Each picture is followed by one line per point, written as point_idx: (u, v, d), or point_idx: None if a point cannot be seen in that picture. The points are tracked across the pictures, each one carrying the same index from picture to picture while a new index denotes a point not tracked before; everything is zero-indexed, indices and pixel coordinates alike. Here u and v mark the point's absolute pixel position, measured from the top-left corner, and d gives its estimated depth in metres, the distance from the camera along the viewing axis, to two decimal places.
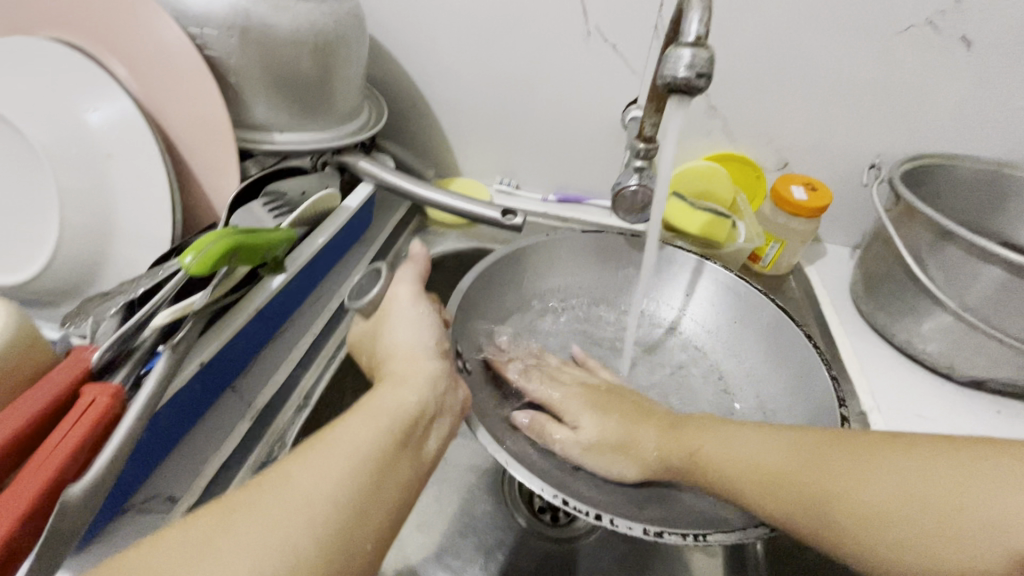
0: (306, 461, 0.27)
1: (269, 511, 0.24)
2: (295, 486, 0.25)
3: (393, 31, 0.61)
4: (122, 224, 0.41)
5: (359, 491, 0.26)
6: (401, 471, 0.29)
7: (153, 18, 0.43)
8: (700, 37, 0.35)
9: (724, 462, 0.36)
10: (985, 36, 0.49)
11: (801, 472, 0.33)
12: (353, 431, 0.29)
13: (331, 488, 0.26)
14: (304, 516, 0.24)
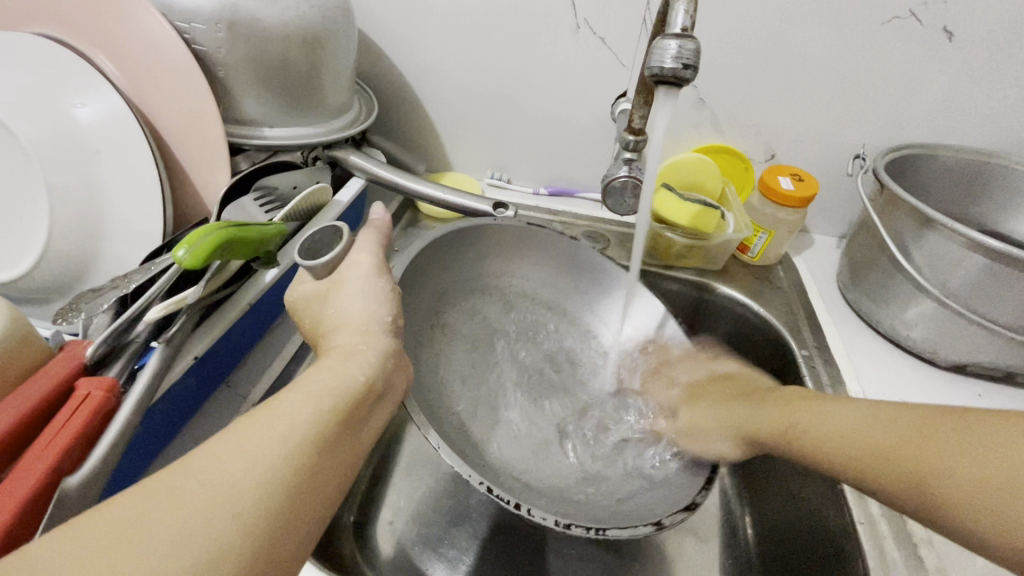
0: (242, 441, 0.25)
1: (199, 496, 0.23)
2: (228, 469, 0.24)
3: (382, 25, 0.61)
4: (112, 220, 0.41)
5: (298, 472, 0.26)
6: (339, 454, 0.28)
7: (141, 13, 0.43)
8: (687, 28, 0.35)
9: (825, 436, 0.36)
10: (967, 27, 0.50)
11: (893, 445, 0.32)
12: (295, 409, 0.28)
13: (268, 472, 0.25)
14: (237, 500, 0.23)
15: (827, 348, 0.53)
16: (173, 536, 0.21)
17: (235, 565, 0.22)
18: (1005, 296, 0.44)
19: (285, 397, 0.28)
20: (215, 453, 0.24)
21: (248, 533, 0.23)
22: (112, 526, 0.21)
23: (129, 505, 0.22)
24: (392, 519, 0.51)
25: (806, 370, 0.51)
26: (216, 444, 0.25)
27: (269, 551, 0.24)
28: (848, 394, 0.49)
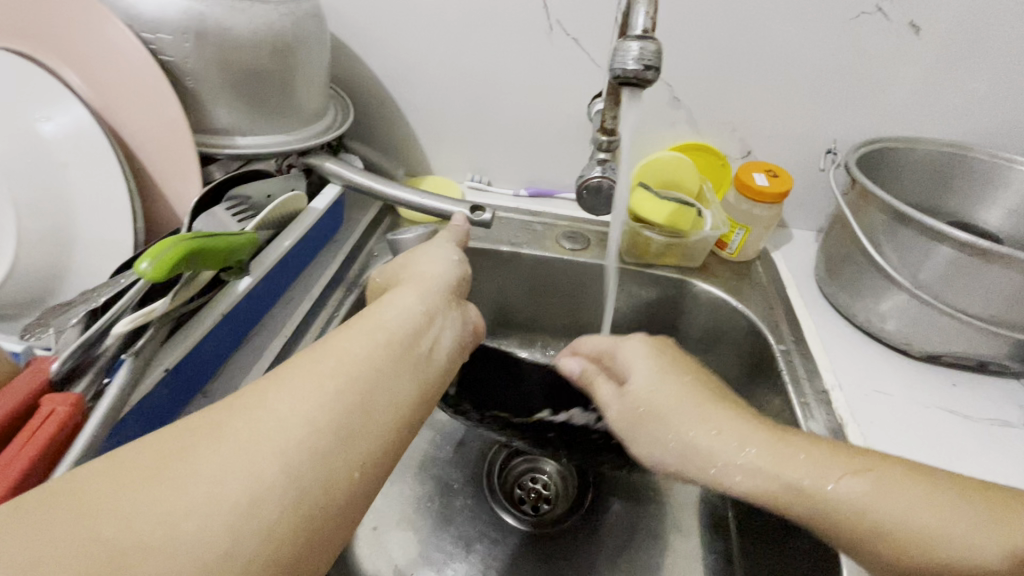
0: (286, 392, 0.26)
1: (244, 437, 0.24)
2: (273, 415, 0.25)
3: (356, 31, 0.61)
4: (81, 233, 0.41)
5: (341, 423, 0.26)
6: (387, 408, 0.28)
7: (106, 25, 0.42)
8: (648, 29, 0.35)
9: (853, 494, 0.31)
10: (932, 21, 0.50)
11: (922, 519, 0.30)
12: (339, 364, 0.28)
13: (309, 422, 0.25)
14: (279, 445, 0.24)
15: (805, 343, 0.53)
16: (218, 474, 0.22)
17: (280, 502, 0.23)
18: (973, 287, 0.45)
19: (331, 351, 0.29)
20: (262, 400, 0.26)
21: (293, 476, 0.23)
22: (165, 460, 0.22)
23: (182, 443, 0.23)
24: (376, 524, 0.51)
25: (783, 363, 0.52)
26: (265, 391, 0.26)
27: (314, 498, 0.24)
28: (824, 387, 0.49)
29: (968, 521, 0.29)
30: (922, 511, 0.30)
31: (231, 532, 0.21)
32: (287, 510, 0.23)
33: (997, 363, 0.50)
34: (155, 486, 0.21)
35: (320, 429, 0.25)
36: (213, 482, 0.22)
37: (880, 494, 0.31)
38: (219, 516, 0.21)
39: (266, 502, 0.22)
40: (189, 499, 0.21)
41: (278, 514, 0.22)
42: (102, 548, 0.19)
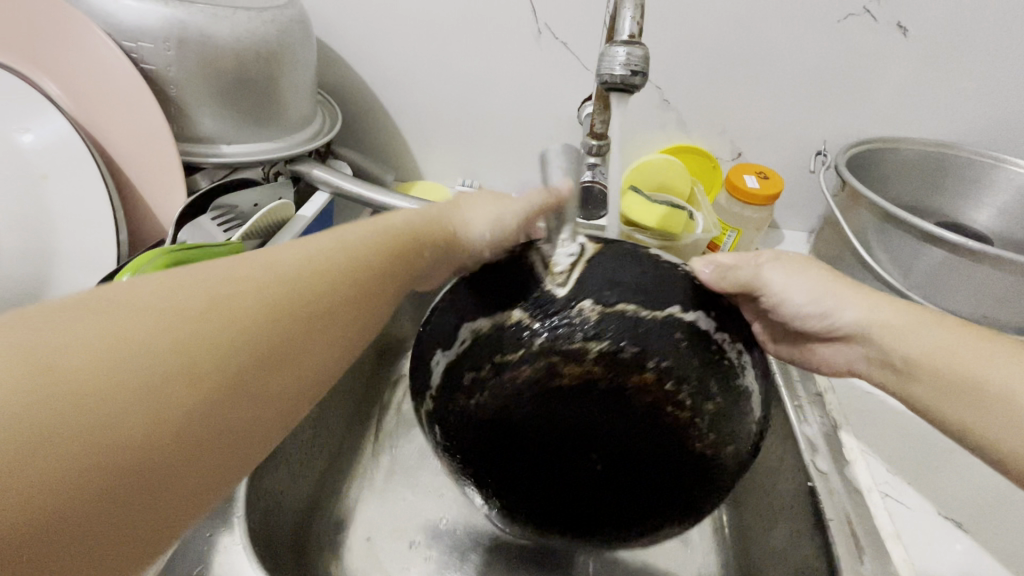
0: (217, 288, 0.22)
1: (157, 326, 0.19)
2: (195, 309, 0.21)
3: (343, 36, 0.60)
4: (62, 246, 0.40)
5: (259, 324, 0.22)
6: (321, 342, 0.25)
7: (86, 34, 0.42)
8: (635, 34, 0.35)
9: (928, 349, 0.31)
10: (919, 23, 0.50)
11: (1001, 369, 0.28)
12: (294, 274, 0.24)
13: (238, 335, 0.21)
14: (191, 346, 0.20)
15: None
16: (111, 360, 0.18)
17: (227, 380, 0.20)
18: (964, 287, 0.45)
19: (284, 256, 0.25)
20: (191, 286, 0.21)
21: (191, 390, 0.19)
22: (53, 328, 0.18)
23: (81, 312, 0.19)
24: (370, 535, 0.51)
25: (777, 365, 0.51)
26: (196, 281, 0.22)
27: (205, 425, 0.20)
28: (818, 390, 0.49)
29: None
30: (1017, 372, 0.28)
31: (96, 434, 0.17)
32: (174, 427, 0.19)
33: None
34: (26, 356, 0.17)
35: (245, 345, 0.21)
36: (101, 370, 0.18)
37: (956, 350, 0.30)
38: (94, 416, 0.17)
39: (151, 408, 0.18)
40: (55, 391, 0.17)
41: (160, 429, 0.18)
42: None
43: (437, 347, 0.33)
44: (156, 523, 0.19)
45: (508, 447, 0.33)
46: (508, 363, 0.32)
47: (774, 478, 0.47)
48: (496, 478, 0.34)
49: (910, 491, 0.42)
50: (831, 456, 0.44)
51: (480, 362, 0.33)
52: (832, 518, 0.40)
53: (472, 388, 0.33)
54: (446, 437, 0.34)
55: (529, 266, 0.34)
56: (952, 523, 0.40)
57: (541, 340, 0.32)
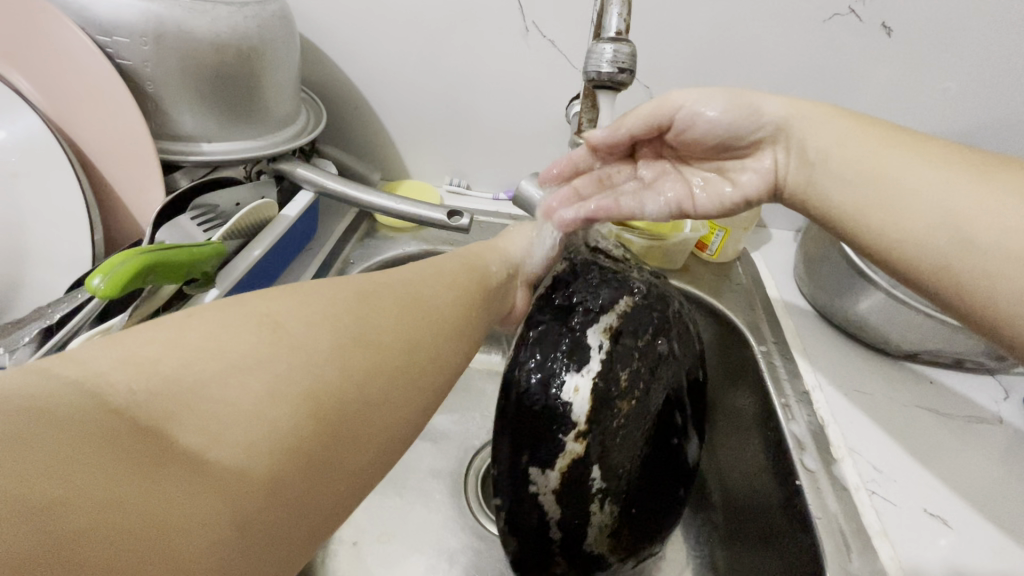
0: (349, 308, 0.28)
1: (310, 335, 0.25)
2: (342, 326, 0.27)
3: (328, 34, 0.59)
4: (33, 247, 0.39)
5: (380, 340, 0.28)
6: (435, 346, 0.31)
7: (60, 28, 0.41)
8: (621, 32, 0.35)
9: (839, 158, 0.36)
10: (903, 24, 0.51)
11: (940, 183, 0.31)
12: (405, 294, 0.32)
13: (371, 346, 0.27)
14: (341, 352, 0.26)
15: (785, 343, 0.53)
16: (279, 366, 0.23)
17: (372, 392, 0.26)
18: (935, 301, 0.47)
19: (390, 281, 0.32)
20: (331, 302, 0.28)
21: (341, 391, 0.25)
22: (232, 335, 0.24)
23: (242, 321, 0.24)
24: (358, 539, 0.50)
25: (764, 365, 0.51)
26: (338, 297, 0.28)
27: (352, 419, 0.25)
28: (805, 388, 0.49)
29: (994, 199, 0.29)
30: (914, 182, 0.32)
31: (274, 424, 0.22)
32: (326, 422, 0.24)
33: (972, 359, 0.51)
34: (214, 360, 0.22)
35: (379, 351, 0.27)
36: (273, 373, 0.23)
37: (882, 167, 0.34)
38: (246, 415, 0.21)
39: (311, 406, 0.23)
40: (242, 387, 0.22)
41: (317, 423, 0.23)
42: (135, 411, 0.19)
43: (570, 372, 0.37)
44: (316, 503, 0.23)
45: (641, 455, 0.39)
46: (629, 383, 0.38)
47: (758, 478, 0.48)
48: (640, 494, 0.39)
49: (897, 488, 0.42)
50: (818, 453, 0.44)
51: (612, 386, 0.37)
52: (820, 516, 0.40)
53: (616, 412, 0.37)
54: (606, 480, 0.37)
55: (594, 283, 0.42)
56: (938, 519, 0.40)
57: (638, 343, 0.39)
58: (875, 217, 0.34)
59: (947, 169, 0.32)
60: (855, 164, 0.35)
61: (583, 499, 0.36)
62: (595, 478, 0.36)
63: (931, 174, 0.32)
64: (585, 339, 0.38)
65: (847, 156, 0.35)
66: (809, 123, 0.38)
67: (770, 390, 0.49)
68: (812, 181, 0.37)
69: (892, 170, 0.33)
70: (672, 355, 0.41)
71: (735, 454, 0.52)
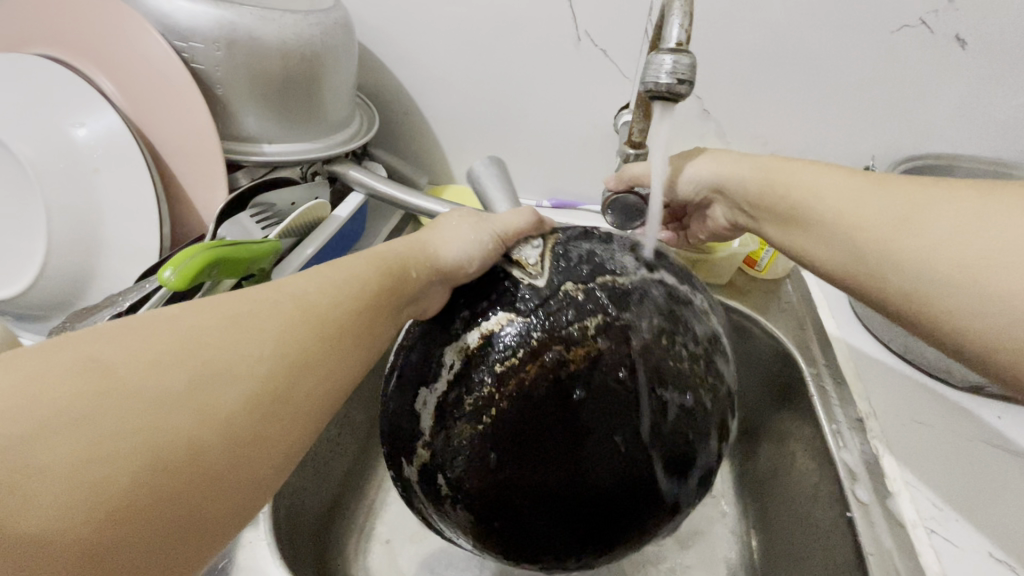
0: (194, 359, 0.21)
1: (156, 383, 0.20)
2: (161, 393, 0.19)
3: (385, 42, 0.61)
4: (107, 240, 0.41)
5: (240, 359, 0.22)
6: (309, 411, 0.23)
7: (143, 34, 0.43)
8: (681, 42, 0.34)
9: (802, 194, 0.38)
10: (980, 37, 0.48)
11: (881, 221, 0.33)
12: (307, 335, 0.24)
13: (195, 420, 0.20)
14: (193, 381, 0.20)
15: (838, 367, 0.51)
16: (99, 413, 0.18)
17: (245, 428, 0.21)
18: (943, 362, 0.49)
19: (273, 312, 0.24)
20: (175, 347, 0.21)
21: (190, 435, 0.20)
22: (59, 389, 0.18)
23: (83, 373, 0.19)
24: (390, 538, 0.51)
25: (814, 389, 0.49)
26: (185, 341, 0.21)
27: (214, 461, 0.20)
28: (859, 415, 0.47)
29: (940, 239, 0.30)
30: (859, 214, 0.34)
31: (91, 482, 0.17)
32: (171, 473, 0.19)
33: None
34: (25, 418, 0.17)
35: (200, 432, 0.20)
36: (81, 450, 0.18)
37: (834, 201, 0.36)
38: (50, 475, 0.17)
39: (148, 459, 0.19)
40: (48, 452, 0.17)
41: (162, 473, 0.19)
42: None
43: (420, 386, 0.33)
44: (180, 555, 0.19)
45: (511, 497, 0.31)
46: (475, 405, 0.31)
47: (807, 506, 0.45)
48: (509, 507, 0.31)
49: (959, 528, 0.39)
50: (871, 485, 0.42)
51: (456, 403, 0.32)
52: (872, 552, 0.38)
53: (461, 433, 0.31)
54: (455, 486, 0.32)
55: (496, 289, 0.34)
56: (1004, 566, 0.38)
57: (501, 369, 0.31)
58: (820, 238, 0.37)
59: (891, 207, 0.33)
60: (824, 199, 0.36)
61: (439, 498, 0.33)
62: (444, 486, 0.32)
63: (875, 206, 0.34)
64: (439, 358, 0.33)
65: (819, 191, 0.37)
66: (774, 181, 0.39)
67: (820, 415, 0.47)
68: (788, 216, 0.39)
69: (848, 205, 0.35)
70: (566, 380, 0.31)
71: (779, 482, 0.50)
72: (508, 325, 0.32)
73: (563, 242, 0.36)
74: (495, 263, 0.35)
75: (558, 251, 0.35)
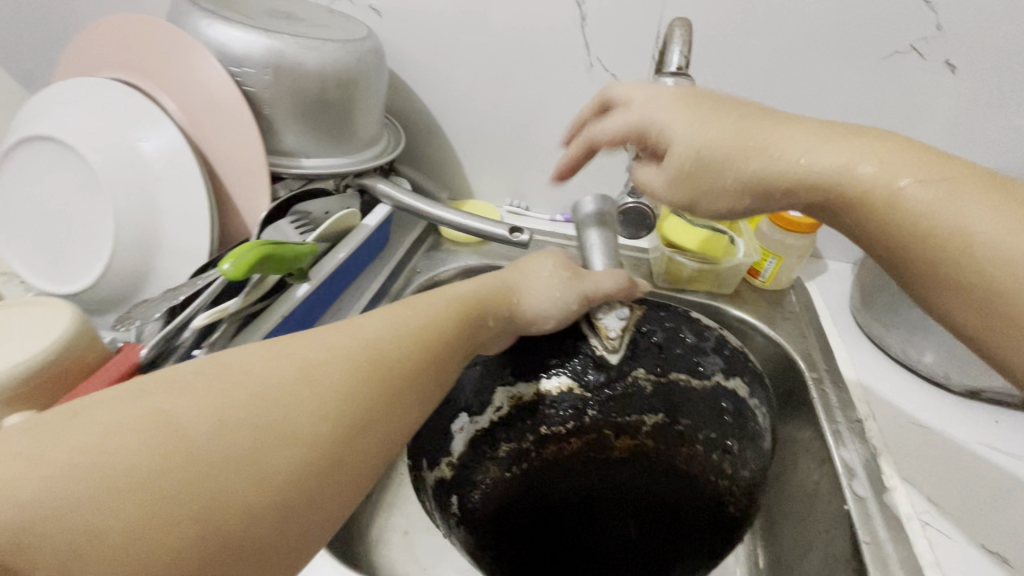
0: (253, 417, 0.25)
1: (226, 436, 0.24)
2: (230, 447, 0.24)
3: (412, 67, 0.67)
4: (163, 242, 0.46)
5: (296, 418, 0.26)
6: (350, 457, 0.28)
7: (202, 59, 0.48)
8: (681, 67, 0.38)
9: (904, 204, 0.29)
10: (967, 61, 0.51)
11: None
12: (340, 386, 0.29)
13: (251, 473, 0.24)
14: (257, 437, 0.25)
15: (838, 372, 0.53)
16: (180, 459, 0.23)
17: (294, 473, 0.25)
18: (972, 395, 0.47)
19: (328, 371, 0.29)
20: (242, 406, 0.25)
21: (250, 482, 0.24)
22: (139, 433, 0.23)
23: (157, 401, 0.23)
24: (408, 529, 0.53)
25: (815, 392, 0.52)
26: (251, 396, 0.26)
27: (269, 505, 0.24)
28: (858, 416, 0.49)
29: None
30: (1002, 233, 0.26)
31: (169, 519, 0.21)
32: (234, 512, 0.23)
33: None
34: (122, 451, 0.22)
35: (258, 477, 0.24)
36: (141, 507, 0.21)
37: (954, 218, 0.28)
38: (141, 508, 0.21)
39: (214, 504, 0.23)
40: (123, 499, 0.21)
41: (226, 517, 0.23)
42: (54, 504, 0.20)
43: (464, 414, 0.49)
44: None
45: (514, 514, 0.49)
46: (511, 446, 0.51)
47: (809, 503, 0.47)
48: (504, 523, 0.48)
49: (953, 522, 0.41)
50: (868, 480, 0.44)
51: (507, 436, 0.51)
52: (866, 541, 0.39)
53: (498, 454, 0.50)
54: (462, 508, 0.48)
55: (568, 349, 0.49)
56: (997, 557, 0.39)
57: (546, 430, 0.51)
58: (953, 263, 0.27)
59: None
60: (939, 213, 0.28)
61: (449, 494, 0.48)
62: (455, 504, 0.48)
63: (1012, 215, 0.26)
64: (492, 395, 0.49)
65: (929, 203, 0.28)
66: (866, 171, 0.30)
67: (821, 417, 0.49)
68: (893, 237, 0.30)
69: (971, 224, 0.27)
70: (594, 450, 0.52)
71: (783, 483, 0.52)
72: (570, 390, 0.50)
73: (641, 324, 0.49)
74: (580, 318, 0.48)
75: (639, 331, 0.49)
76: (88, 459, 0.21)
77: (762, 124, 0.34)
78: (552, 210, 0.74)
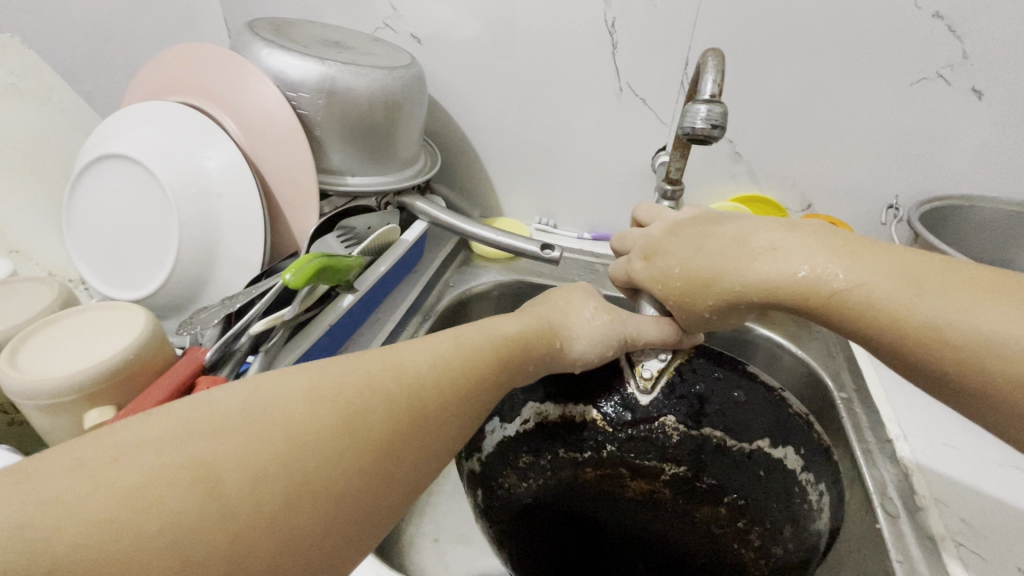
0: (316, 430, 0.25)
1: (285, 444, 0.24)
2: (289, 453, 0.24)
3: (449, 91, 0.70)
4: (221, 253, 0.50)
5: (355, 437, 0.26)
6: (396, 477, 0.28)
7: (260, 84, 0.52)
8: (714, 95, 0.40)
9: (882, 300, 0.31)
10: (994, 89, 0.53)
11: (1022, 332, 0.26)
12: (389, 392, 0.29)
13: (306, 484, 0.24)
14: (319, 447, 0.24)
15: (867, 392, 0.54)
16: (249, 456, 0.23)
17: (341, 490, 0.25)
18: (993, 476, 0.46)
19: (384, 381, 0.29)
20: (308, 417, 0.25)
21: (302, 488, 0.23)
22: (206, 425, 0.23)
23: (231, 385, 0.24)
24: None
25: (844, 411, 0.52)
26: (312, 402, 0.26)
27: (312, 512, 0.23)
28: (888, 437, 0.49)
29: None
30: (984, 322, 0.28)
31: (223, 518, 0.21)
32: (285, 517, 0.22)
33: None
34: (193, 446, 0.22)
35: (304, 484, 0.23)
36: (201, 511, 0.20)
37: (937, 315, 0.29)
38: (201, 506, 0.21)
39: (266, 509, 0.22)
40: (186, 496, 0.20)
41: (276, 526, 0.22)
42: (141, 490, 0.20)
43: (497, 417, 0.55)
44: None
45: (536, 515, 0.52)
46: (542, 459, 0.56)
47: None
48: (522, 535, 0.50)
49: (987, 543, 0.41)
50: (901, 500, 0.44)
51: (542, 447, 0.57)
52: (900, 560, 0.40)
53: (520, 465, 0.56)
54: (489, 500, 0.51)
55: (610, 385, 0.55)
56: None
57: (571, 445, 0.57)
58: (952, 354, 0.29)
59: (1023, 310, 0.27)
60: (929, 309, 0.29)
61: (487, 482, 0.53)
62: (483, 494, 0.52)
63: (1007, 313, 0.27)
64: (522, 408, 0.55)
65: (922, 297, 0.30)
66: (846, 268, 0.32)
67: (850, 435, 0.50)
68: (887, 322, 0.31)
69: (955, 317, 0.29)
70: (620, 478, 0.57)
71: None
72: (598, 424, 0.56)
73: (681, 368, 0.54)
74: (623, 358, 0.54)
75: (680, 376, 0.54)
76: (163, 445, 0.21)
77: (713, 248, 0.39)
78: (580, 227, 0.76)
